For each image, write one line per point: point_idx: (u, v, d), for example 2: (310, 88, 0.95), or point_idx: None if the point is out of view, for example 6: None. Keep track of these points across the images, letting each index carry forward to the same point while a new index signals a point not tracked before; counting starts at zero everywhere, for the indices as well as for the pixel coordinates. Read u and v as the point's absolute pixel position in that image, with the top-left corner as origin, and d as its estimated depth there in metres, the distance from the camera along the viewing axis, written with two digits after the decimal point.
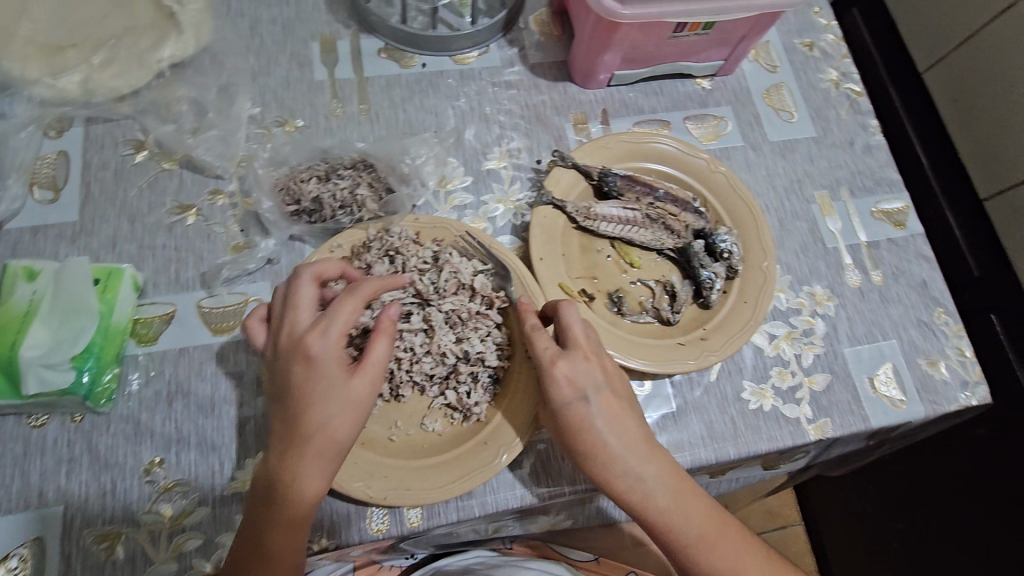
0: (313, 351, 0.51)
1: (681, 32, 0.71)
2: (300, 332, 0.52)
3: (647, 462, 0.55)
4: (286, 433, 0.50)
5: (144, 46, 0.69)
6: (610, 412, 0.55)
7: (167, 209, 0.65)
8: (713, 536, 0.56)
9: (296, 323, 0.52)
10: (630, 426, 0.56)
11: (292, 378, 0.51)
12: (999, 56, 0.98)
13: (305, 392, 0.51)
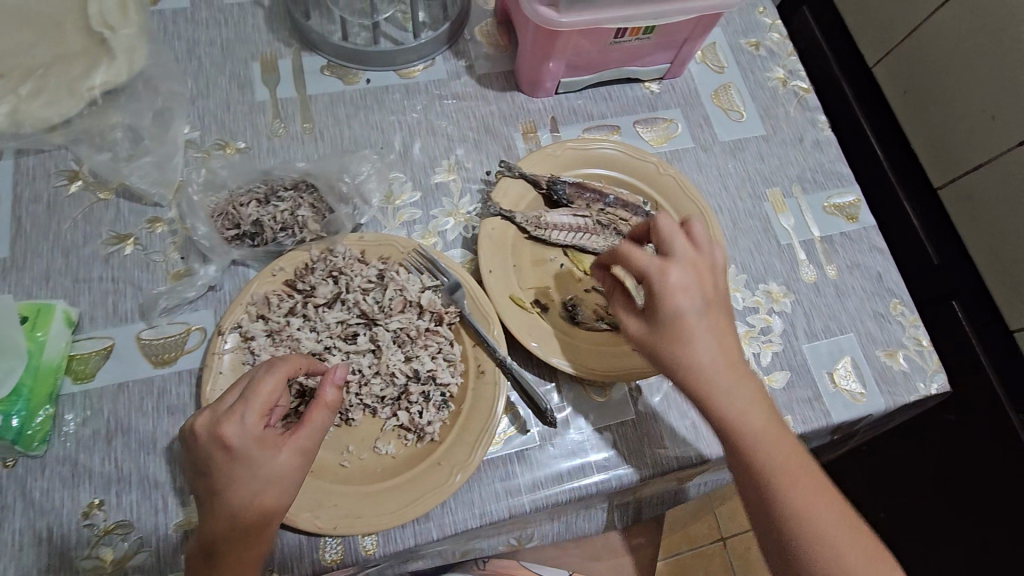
0: (230, 439, 0.46)
1: (622, 37, 0.71)
2: (225, 409, 0.48)
3: (730, 383, 0.53)
4: (212, 509, 0.47)
5: (74, 74, 0.67)
6: (710, 339, 0.53)
7: (104, 240, 0.63)
8: (795, 481, 0.51)
9: (223, 398, 0.48)
10: (725, 350, 0.53)
11: (212, 459, 0.47)
12: (940, 49, 0.97)
13: (224, 479, 0.47)
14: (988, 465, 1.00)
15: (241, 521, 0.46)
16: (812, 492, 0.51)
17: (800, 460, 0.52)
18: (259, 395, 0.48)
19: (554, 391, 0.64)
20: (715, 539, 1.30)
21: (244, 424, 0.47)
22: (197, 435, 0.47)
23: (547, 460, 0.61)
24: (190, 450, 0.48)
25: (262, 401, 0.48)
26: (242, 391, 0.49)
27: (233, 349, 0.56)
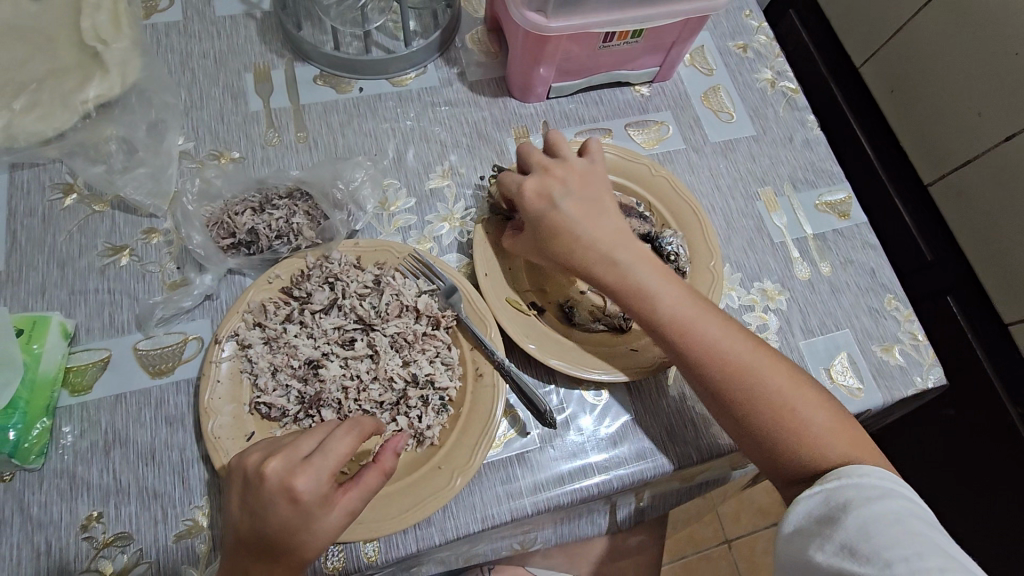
0: (300, 491, 0.47)
1: (611, 41, 0.72)
2: (301, 460, 0.48)
3: (648, 276, 0.60)
4: (260, 543, 0.47)
5: (68, 88, 0.67)
6: (586, 219, 0.61)
7: (99, 252, 0.63)
8: (739, 359, 0.57)
9: (298, 448, 0.49)
10: (621, 240, 0.61)
11: (273, 504, 0.47)
12: (929, 47, 0.98)
13: (278, 524, 0.47)
14: (994, 459, 1.00)
15: (283, 560, 0.47)
16: (761, 370, 0.57)
17: (744, 342, 0.58)
18: (335, 456, 0.48)
19: (553, 391, 0.65)
20: (720, 541, 1.30)
21: (318, 479, 0.47)
22: (267, 480, 0.47)
23: (547, 462, 0.61)
24: (251, 489, 0.48)
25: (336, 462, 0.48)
26: (318, 445, 0.49)
27: (231, 358, 0.56)
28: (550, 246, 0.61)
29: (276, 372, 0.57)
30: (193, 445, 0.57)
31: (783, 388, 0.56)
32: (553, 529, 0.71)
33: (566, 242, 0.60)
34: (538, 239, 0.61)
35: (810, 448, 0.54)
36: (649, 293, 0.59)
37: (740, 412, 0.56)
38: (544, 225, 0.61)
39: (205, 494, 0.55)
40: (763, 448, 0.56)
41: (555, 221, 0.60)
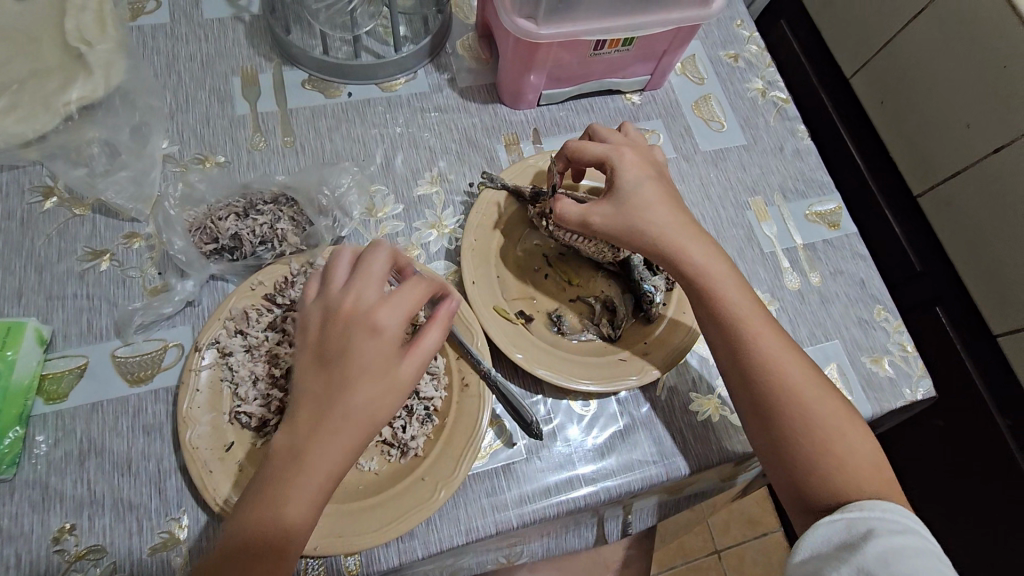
0: (382, 322, 0.49)
1: (601, 49, 0.71)
2: (354, 366, 0.48)
3: (722, 281, 0.60)
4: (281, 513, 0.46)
5: (49, 89, 0.66)
6: (665, 205, 0.61)
7: (79, 256, 0.62)
8: (796, 377, 0.57)
9: (348, 375, 0.48)
10: (699, 241, 0.61)
11: (352, 336, 0.49)
12: (917, 58, 0.98)
13: (347, 371, 0.48)
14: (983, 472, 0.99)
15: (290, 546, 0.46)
16: (813, 393, 0.57)
17: (804, 362, 0.59)
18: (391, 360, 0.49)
19: (540, 402, 0.64)
20: (709, 552, 1.29)
21: (373, 393, 0.48)
22: (334, 311, 0.50)
23: (534, 474, 0.60)
24: (328, 318, 0.50)
25: (387, 364, 0.49)
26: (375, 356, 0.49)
27: (211, 365, 0.55)
28: (627, 217, 0.60)
29: (257, 381, 0.55)
30: (170, 454, 0.55)
31: (831, 416, 0.56)
32: (541, 541, 0.70)
33: (642, 216, 0.60)
34: (615, 209, 0.60)
35: (834, 478, 0.55)
36: (719, 295, 0.59)
37: (782, 427, 0.56)
38: (625, 198, 0.60)
39: (182, 506, 0.54)
40: (785, 464, 0.56)
41: (638, 197, 0.60)
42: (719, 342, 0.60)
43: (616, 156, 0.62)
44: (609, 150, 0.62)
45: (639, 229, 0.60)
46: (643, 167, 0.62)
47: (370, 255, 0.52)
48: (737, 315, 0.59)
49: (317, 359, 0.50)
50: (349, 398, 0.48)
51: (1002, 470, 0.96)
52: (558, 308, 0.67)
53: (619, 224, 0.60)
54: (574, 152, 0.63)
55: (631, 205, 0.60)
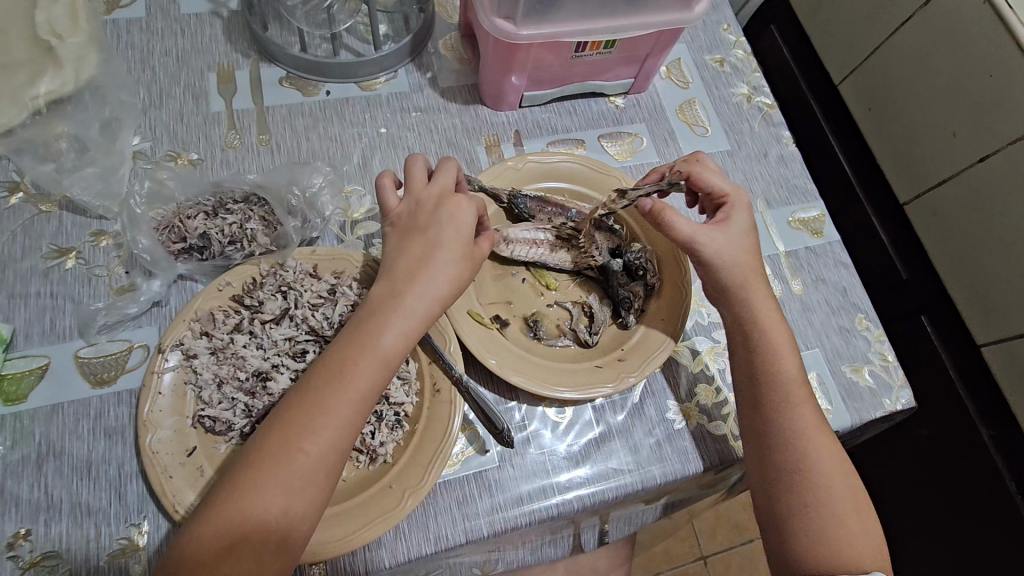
0: (462, 203, 0.55)
1: (583, 51, 0.71)
2: (432, 246, 0.53)
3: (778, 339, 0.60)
4: (276, 495, 0.44)
5: (17, 82, 0.65)
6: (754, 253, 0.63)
7: (44, 254, 0.61)
8: (813, 436, 0.57)
9: (434, 241, 0.53)
10: (767, 299, 0.62)
11: (435, 220, 0.54)
12: (904, 68, 0.98)
13: (430, 224, 0.54)
14: (967, 485, 0.98)
15: (276, 536, 0.44)
16: (832, 457, 0.57)
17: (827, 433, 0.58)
18: (431, 303, 0.52)
19: (515, 408, 0.63)
20: (695, 558, 1.27)
21: (452, 265, 0.53)
22: (421, 198, 0.55)
23: (506, 482, 0.59)
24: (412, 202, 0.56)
25: (466, 240, 0.54)
26: (420, 302, 0.51)
27: (176, 368, 0.53)
28: (727, 250, 0.61)
29: (222, 385, 0.54)
30: (132, 459, 0.54)
31: (842, 485, 0.56)
32: (516, 551, 0.69)
33: (736, 255, 0.62)
34: (723, 242, 0.62)
35: (832, 549, 0.54)
36: (775, 354, 0.59)
37: (792, 484, 0.56)
38: (734, 235, 0.63)
39: (143, 513, 0.52)
40: (779, 519, 0.56)
41: (745, 240, 0.63)
42: (753, 401, 0.59)
43: (739, 195, 0.65)
44: (731, 188, 0.65)
45: (734, 268, 0.62)
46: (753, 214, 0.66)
47: (444, 166, 0.58)
48: (784, 377, 0.59)
49: (401, 239, 0.55)
50: (426, 279, 0.52)
51: (983, 481, 0.96)
52: (535, 313, 0.66)
53: (723, 259, 0.61)
54: (699, 175, 0.65)
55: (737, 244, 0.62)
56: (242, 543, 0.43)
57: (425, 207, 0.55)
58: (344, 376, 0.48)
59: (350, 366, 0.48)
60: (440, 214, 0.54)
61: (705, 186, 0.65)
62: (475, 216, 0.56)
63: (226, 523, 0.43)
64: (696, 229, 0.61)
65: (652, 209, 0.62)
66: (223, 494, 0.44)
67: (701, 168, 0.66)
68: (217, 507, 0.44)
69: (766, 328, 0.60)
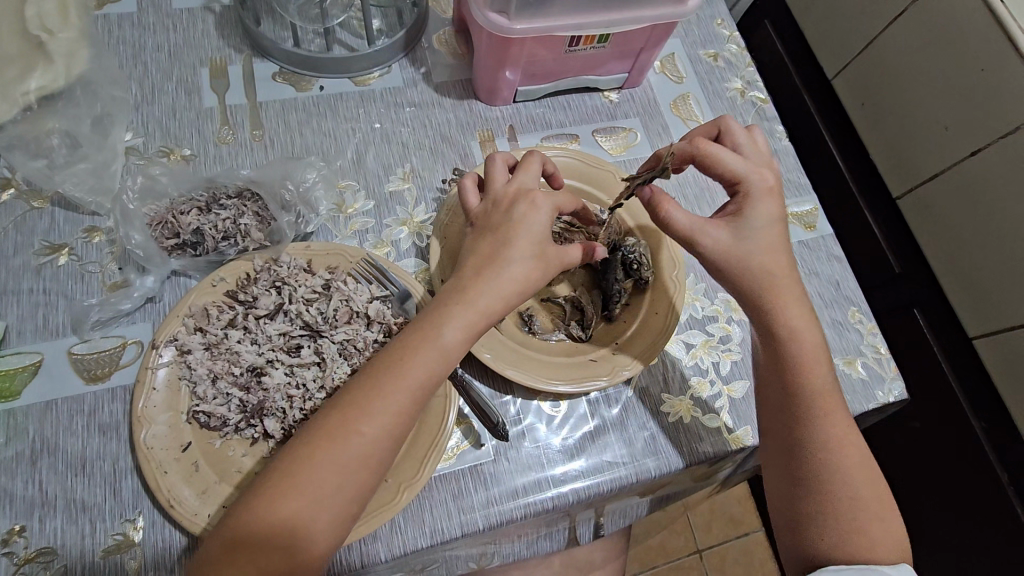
0: (539, 201, 0.55)
1: (577, 45, 0.71)
2: (504, 243, 0.52)
3: (810, 343, 0.57)
4: (326, 475, 0.45)
5: (8, 78, 0.64)
6: (779, 250, 0.57)
7: (36, 250, 0.60)
8: (845, 440, 0.55)
9: (509, 241, 0.53)
10: (800, 302, 0.57)
11: (510, 218, 0.54)
12: (898, 62, 0.98)
13: (510, 222, 0.54)
14: (960, 477, 0.99)
15: (323, 517, 0.45)
16: (859, 463, 0.55)
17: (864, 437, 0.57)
18: (500, 302, 0.51)
19: (510, 402, 0.63)
20: (691, 551, 1.28)
21: (522, 265, 0.52)
22: (501, 197, 0.56)
23: (502, 475, 0.59)
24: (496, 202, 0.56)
25: (540, 239, 0.54)
26: (490, 300, 0.51)
27: (170, 364, 0.53)
28: (738, 249, 0.56)
29: (216, 380, 0.54)
30: (127, 454, 0.54)
31: (868, 491, 0.55)
32: (512, 544, 0.69)
33: (750, 254, 0.56)
34: (733, 240, 0.56)
35: (846, 550, 0.54)
36: (804, 365, 0.56)
37: (813, 487, 0.55)
38: (748, 229, 0.56)
39: (138, 509, 0.52)
40: (798, 519, 0.56)
41: (762, 236, 0.56)
42: (781, 407, 0.57)
43: (759, 182, 0.57)
44: (748, 173, 0.57)
45: (746, 269, 0.56)
46: (779, 202, 0.58)
47: (527, 159, 0.59)
48: (814, 386, 0.56)
49: (479, 238, 0.54)
50: (498, 277, 0.51)
51: (976, 473, 0.96)
52: (530, 309, 0.67)
53: (734, 258, 0.56)
54: (712, 158, 0.58)
55: (752, 241, 0.56)
56: (290, 518, 0.44)
57: (501, 206, 0.55)
58: (404, 365, 0.48)
59: (410, 356, 0.48)
60: (513, 213, 0.54)
61: (716, 169, 0.58)
62: (550, 218, 0.55)
63: (275, 498, 0.44)
64: (696, 224, 0.56)
65: (650, 201, 0.57)
66: (264, 489, 0.44)
67: (711, 150, 0.58)
68: (269, 482, 0.45)
69: (798, 336, 0.57)
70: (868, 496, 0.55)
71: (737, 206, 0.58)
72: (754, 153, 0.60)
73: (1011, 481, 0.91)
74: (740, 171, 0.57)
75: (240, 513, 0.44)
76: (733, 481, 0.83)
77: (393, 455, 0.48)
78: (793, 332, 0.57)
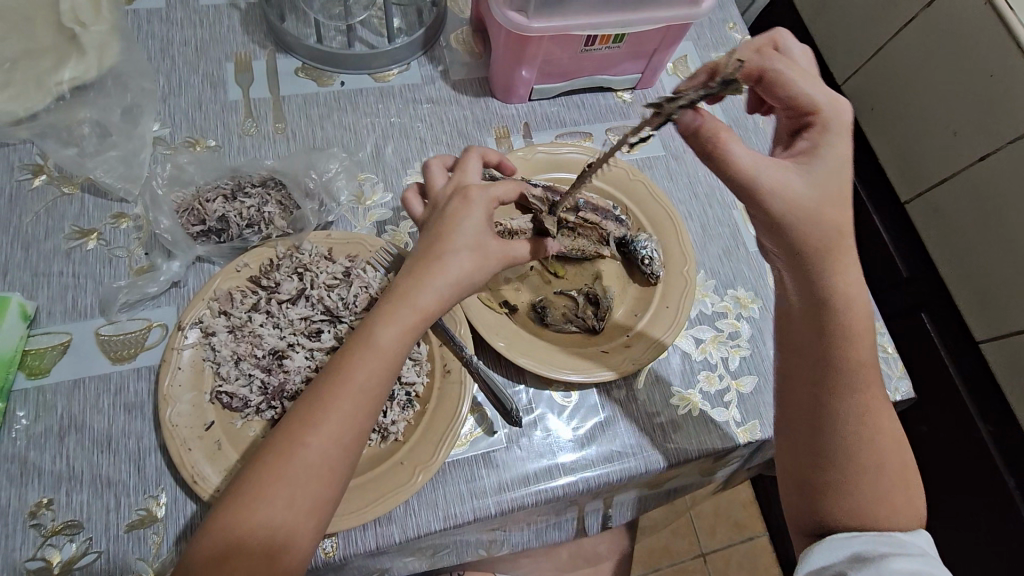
0: (474, 194, 0.52)
1: (593, 45, 0.72)
2: (437, 236, 0.50)
3: (853, 321, 0.55)
4: (275, 491, 0.44)
5: (43, 69, 0.67)
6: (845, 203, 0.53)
7: (65, 235, 0.62)
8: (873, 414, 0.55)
9: (450, 232, 0.50)
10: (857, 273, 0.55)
11: (450, 209, 0.52)
12: (908, 66, 0.99)
13: (448, 217, 0.51)
14: (966, 482, 0.99)
15: (280, 533, 0.44)
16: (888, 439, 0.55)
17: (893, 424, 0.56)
18: (438, 300, 0.49)
19: (522, 391, 0.64)
20: (695, 554, 1.28)
21: (459, 257, 0.50)
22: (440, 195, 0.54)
23: (513, 462, 0.61)
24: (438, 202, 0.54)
25: (474, 231, 0.51)
26: (428, 294, 0.49)
27: (194, 345, 0.55)
28: (808, 196, 0.51)
29: (239, 361, 0.55)
30: (150, 433, 0.56)
31: (896, 461, 0.55)
32: (520, 533, 0.70)
33: (822, 206, 0.52)
34: (811, 184, 0.52)
35: (866, 522, 0.54)
36: (852, 338, 0.55)
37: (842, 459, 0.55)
38: (820, 167, 0.52)
39: (161, 486, 0.54)
40: (816, 491, 0.56)
41: (835, 176, 0.52)
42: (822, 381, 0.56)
43: (831, 111, 0.54)
44: (821, 101, 0.54)
45: (817, 221, 0.52)
46: (848, 137, 0.54)
47: (464, 163, 0.57)
48: (859, 358, 0.55)
49: (420, 240, 0.52)
50: (432, 271, 0.49)
51: (981, 477, 0.96)
52: (542, 300, 0.67)
53: (805, 209, 0.51)
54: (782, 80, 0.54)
55: (826, 184, 0.52)
56: (244, 541, 0.43)
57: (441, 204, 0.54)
58: (345, 372, 0.47)
59: (349, 362, 0.47)
60: (448, 209, 0.52)
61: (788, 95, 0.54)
62: (489, 211, 0.53)
63: (228, 521, 0.43)
64: (760, 162, 0.50)
65: (703, 129, 0.50)
66: (236, 495, 0.44)
67: (780, 71, 0.54)
68: (223, 507, 0.44)
69: (852, 306, 0.55)
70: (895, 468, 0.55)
71: (810, 141, 0.54)
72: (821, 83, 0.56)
73: (1017, 485, 0.91)
74: (813, 99, 0.54)
75: (215, 520, 0.43)
76: (736, 480, 0.84)
77: (347, 466, 0.47)
78: (849, 306, 0.55)
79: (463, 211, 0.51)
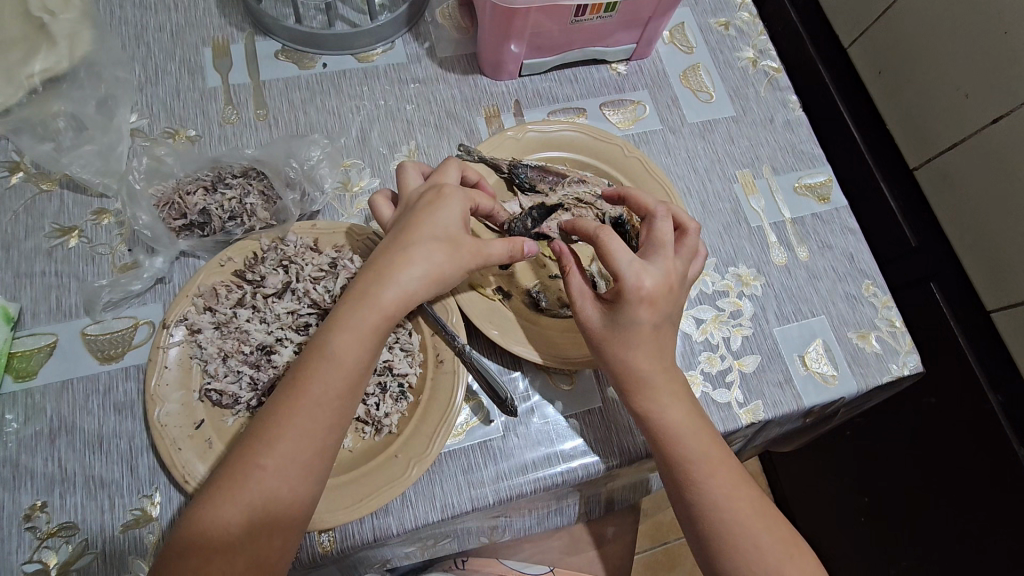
0: (444, 193, 0.55)
1: (583, 15, 0.69)
2: (403, 237, 0.53)
3: (673, 412, 0.55)
4: (230, 513, 0.44)
5: (13, 61, 0.65)
6: (654, 351, 0.55)
7: (47, 233, 0.61)
8: (726, 491, 0.53)
9: (420, 228, 0.53)
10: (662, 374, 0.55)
11: (418, 207, 0.55)
12: (920, 25, 0.95)
13: (417, 215, 0.54)
14: (976, 472, 0.92)
15: (243, 546, 0.44)
16: (753, 512, 0.53)
17: (754, 499, 0.54)
18: (399, 296, 0.51)
19: (519, 378, 0.63)
20: None
21: (428, 259, 0.52)
22: (406, 197, 0.57)
23: (511, 450, 0.60)
24: (406, 207, 0.56)
25: (446, 232, 0.54)
26: (390, 298, 0.50)
27: (181, 344, 0.53)
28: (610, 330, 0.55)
29: (227, 359, 0.54)
30: (142, 432, 0.55)
31: (764, 540, 0.52)
32: (522, 519, 0.71)
33: (619, 339, 0.55)
34: (604, 324, 0.55)
35: None
36: (675, 436, 0.54)
37: (712, 550, 0.52)
38: (621, 321, 0.54)
39: (155, 484, 0.53)
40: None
41: (635, 329, 0.54)
42: (669, 479, 0.55)
43: (635, 284, 0.53)
44: (630, 273, 0.53)
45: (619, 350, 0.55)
46: (654, 305, 0.54)
47: (442, 169, 0.59)
48: (693, 455, 0.53)
49: (390, 232, 0.55)
50: (392, 273, 0.51)
51: (988, 452, 0.91)
52: (537, 284, 0.65)
53: (599, 336, 0.55)
54: (603, 245, 0.55)
55: (622, 331, 0.54)
56: (215, 540, 0.44)
57: (410, 205, 0.56)
58: (301, 385, 0.48)
59: (305, 376, 0.48)
60: (417, 209, 0.55)
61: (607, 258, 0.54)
62: (461, 209, 0.56)
63: (184, 547, 0.44)
64: (579, 296, 0.56)
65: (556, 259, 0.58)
66: (208, 495, 0.45)
67: (609, 240, 0.55)
68: (195, 511, 0.45)
69: (663, 410, 0.55)
70: (767, 542, 0.52)
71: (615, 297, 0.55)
72: (666, 255, 0.55)
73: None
74: (632, 267, 0.53)
75: (190, 524, 0.44)
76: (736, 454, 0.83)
77: (310, 483, 0.46)
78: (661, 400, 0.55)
79: (433, 206, 0.54)
